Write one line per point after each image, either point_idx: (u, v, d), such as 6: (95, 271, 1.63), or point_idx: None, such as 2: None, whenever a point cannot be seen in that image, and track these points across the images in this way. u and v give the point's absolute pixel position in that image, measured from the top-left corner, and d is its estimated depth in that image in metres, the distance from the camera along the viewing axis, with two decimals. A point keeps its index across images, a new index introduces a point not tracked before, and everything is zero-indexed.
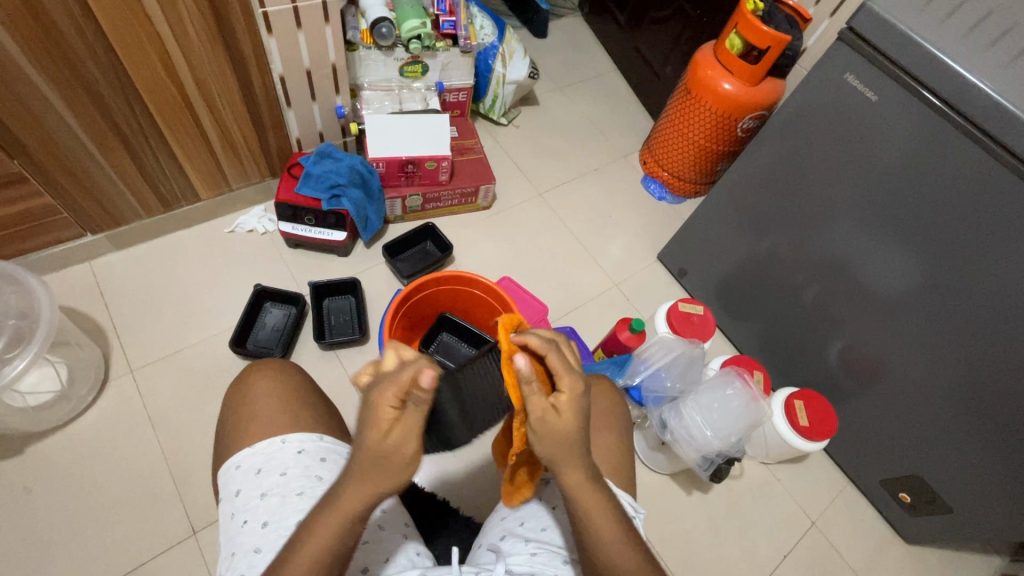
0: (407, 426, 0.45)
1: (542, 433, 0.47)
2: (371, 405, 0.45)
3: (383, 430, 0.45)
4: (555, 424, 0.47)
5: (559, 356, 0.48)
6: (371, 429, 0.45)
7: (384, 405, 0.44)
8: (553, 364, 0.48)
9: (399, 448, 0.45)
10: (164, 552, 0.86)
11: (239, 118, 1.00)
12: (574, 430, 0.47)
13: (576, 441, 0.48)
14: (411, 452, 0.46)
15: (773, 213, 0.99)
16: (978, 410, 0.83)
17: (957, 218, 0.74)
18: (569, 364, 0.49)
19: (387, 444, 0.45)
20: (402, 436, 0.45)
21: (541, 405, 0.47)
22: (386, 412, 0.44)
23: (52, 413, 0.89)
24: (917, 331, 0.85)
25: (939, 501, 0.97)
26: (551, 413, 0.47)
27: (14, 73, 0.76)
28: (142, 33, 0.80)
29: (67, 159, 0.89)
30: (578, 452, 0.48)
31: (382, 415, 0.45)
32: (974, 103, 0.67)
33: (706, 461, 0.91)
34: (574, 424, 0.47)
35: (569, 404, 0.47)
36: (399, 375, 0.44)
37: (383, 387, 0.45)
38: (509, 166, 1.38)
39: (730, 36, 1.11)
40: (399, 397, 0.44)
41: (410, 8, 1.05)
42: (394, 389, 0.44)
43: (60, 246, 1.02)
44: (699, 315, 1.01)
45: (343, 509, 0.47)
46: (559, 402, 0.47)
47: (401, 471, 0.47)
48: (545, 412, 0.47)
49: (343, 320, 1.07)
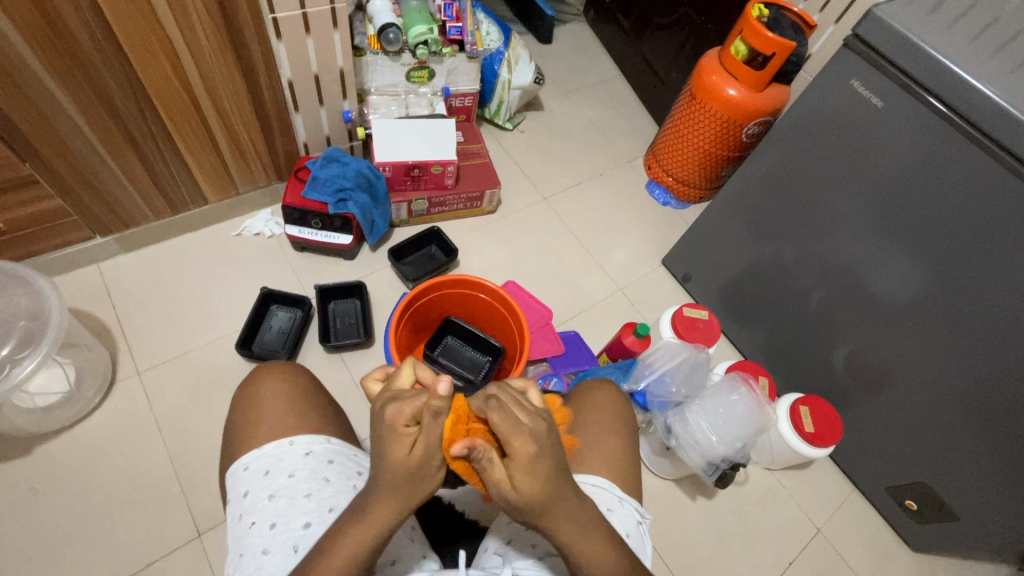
0: (430, 441, 0.45)
1: (508, 502, 0.46)
2: (387, 421, 0.45)
3: (406, 446, 0.45)
4: (517, 494, 0.45)
5: (506, 420, 0.45)
6: (395, 445, 0.45)
7: (400, 420, 0.45)
8: (498, 428, 0.44)
9: (422, 462, 0.45)
10: (170, 553, 0.86)
11: (247, 122, 1.01)
12: (537, 491, 0.45)
13: (550, 498, 0.46)
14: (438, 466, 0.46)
15: (779, 219, 0.99)
16: (983, 416, 0.83)
17: (962, 224, 0.74)
18: (519, 422, 0.45)
19: (411, 460, 0.45)
20: (426, 451, 0.45)
21: (497, 475, 0.45)
22: (404, 429, 0.45)
23: (60, 414, 0.90)
24: (922, 337, 0.85)
25: (945, 508, 0.96)
26: (509, 483, 0.45)
27: (29, 78, 0.77)
28: (155, 39, 0.81)
29: (78, 162, 0.90)
30: (553, 505, 0.47)
31: (404, 432, 0.45)
32: (979, 109, 0.68)
33: (712, 467, 0.90)
34: (537, 486, 0.45)
35: (526, 471, 0.44)
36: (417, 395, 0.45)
37: (400, 403, 0.45)
38: (514, 171, 1.39)
39: (734, 42, 1.12)
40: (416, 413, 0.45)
41: (416, 15, 1.06)
42: (412, 405, 0.45)
43: (71, 248, 1.03)
44: (704, 320, 1.02)
45: (377, 519, 0.47)
46: (516, 472, 0.44)
47: (431, 480, 0.47)
48: (502, 483, 0.45)
49: (349, 324, 1.08)
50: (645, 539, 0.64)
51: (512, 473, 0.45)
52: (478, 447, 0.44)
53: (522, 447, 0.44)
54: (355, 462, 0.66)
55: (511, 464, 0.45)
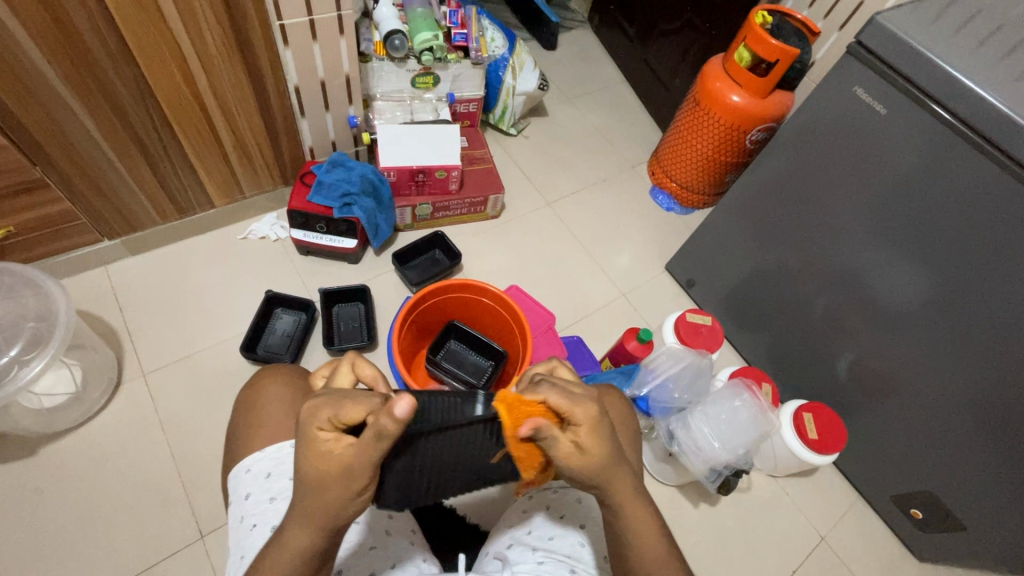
0: (345, 452, 0.44)
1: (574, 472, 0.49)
2: (303, 424, 0.44)
3: (318, 454, 0.44)
4: (586, 459, 0.48)
5: (562, 395, 0.48)
6: (313, 451, 0.44)
7: (316, 424, 0.44)
8: (556, 403, 0.47)
9: (334, 475, 0.44)
10: (172, 554, 0.86)
11: (254, 128, 1.02)
12: (603, 453, 0.49)
13: (613, 457, 0.50)
14: (360, 484, 0.45)
15: (783, 225, 0.99)
16: (988, 424, 0.82)
17: (966, 230, 0.73)
18: (572, 393, 0.48)
19: (333, 469, 0.44)
20: (341, 463, 0.44)
21: (563, 451, 0.47)
22: (321, 434, 0.44)
23: (66, 414, 0.91)
24: (928, 344, 0.84)
25: (951, 518, 0.95)
26: (576, 451, 0.48)
27: (41, 83, 0.78)
28: (164, 46, 0.83)
29: (87, 166, 0.91)
30: (617, 462, 0.50)
31: (320, 437, 0.44)
32: (983, 116, 0.68)
33: (714, 472, 0.91)
34: (602, 448, 0.49)
35: (590, 435, 0.48)
36: (338, 399, 0.44)
37: (321, 408, 0.44)
38: (518, 176, 1.39)
39: (738, 49, 1.12)
40: (334, 420, 0.44)
41: (423, 21, 1.07)
42: (330, 409, 0.44)
43: (79, 251, 1.04)
44: (707, 326, 1.01)
45: (292, 539, 0.47)
46: (581, 439, 0.48)
47: (345, 499, 0.45)
48: (570, 454, 0.48)
49: (352, 327, 1.08)
50: None
51: (579, 442, 0.48)
52: (542, 427, 0.47)
53: (584, 414, 0.48)
54: None
55: (574, 432, 0.48)
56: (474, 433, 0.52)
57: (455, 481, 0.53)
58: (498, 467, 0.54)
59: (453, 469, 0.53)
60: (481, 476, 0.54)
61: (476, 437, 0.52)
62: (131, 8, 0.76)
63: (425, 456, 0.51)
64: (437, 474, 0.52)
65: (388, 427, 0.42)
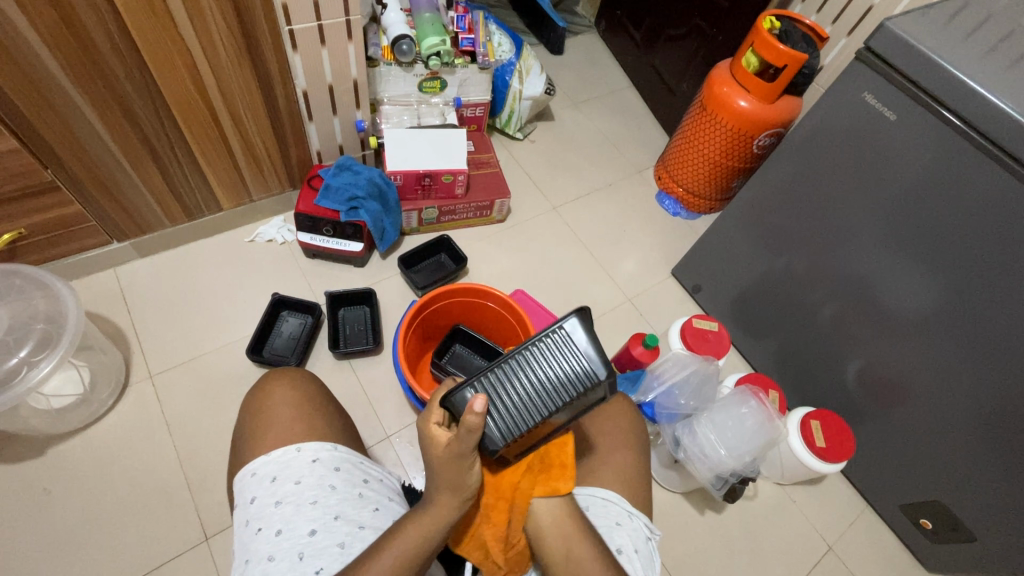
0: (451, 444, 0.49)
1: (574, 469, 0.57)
2: (421, 430, 0.51)
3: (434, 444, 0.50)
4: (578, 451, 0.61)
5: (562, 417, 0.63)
6: (432, 444, 0.50)
7: (428, 424, 0.50)
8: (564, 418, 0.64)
9: (449, 459, 0.49)
10: (177, 556, 0.87)
11: (263, 132, 1.03)
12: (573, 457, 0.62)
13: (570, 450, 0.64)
14: (470, 459, 0.50)
15: (790, 230, 0.98)
16: (1000, 433, 0.81)
17: (975, 237, 0.73)
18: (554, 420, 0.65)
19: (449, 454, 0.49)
20: (452, 450, 0.49)
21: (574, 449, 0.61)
22: (436, 432, 0.50)
23: (74, 415, 0.92)
24: (937, 351, 0.83)
25: (961, 528, 0.93)
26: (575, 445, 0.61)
27: (53, 87, 0.79)
28: (175, 51, 0.83)
29: (98, 170, 0.92)
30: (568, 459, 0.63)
31: (434, 432, 0.50)
32: (995, 122, 0.67)
33: (720, 480, 0.89)
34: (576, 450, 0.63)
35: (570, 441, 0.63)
36: (433, 397, 0.52)
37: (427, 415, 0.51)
38: (524, 180, 1.40)
39: (745, 54, 1.13)
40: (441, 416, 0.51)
41: (430, 26, 1.08)
42: (435, 411, 0.51)
43: (88, 253, 1.05)
44: (713, 331, 1.01)
45: (440, 512, 0.52)
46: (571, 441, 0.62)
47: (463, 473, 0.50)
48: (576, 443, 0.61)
49: (358, 331, 1.09)
50: (653, 555, 0.63)
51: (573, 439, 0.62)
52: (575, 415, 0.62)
53: None
54: (361, 469, 0.66)
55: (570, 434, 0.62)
56: (525, 355, 0.50)
57: (528, 417, 0.50)
58: (566, 391, 0.49)
59: (526, 397, 0.50)
60: (559, 403, 0.49)
61: (531, 361, 0.50)
62: (143, 13, 0.77)
63: (506, 386, 0.50)
64: (508, 408, 0.50)
65: (470, 419, 0.46)
